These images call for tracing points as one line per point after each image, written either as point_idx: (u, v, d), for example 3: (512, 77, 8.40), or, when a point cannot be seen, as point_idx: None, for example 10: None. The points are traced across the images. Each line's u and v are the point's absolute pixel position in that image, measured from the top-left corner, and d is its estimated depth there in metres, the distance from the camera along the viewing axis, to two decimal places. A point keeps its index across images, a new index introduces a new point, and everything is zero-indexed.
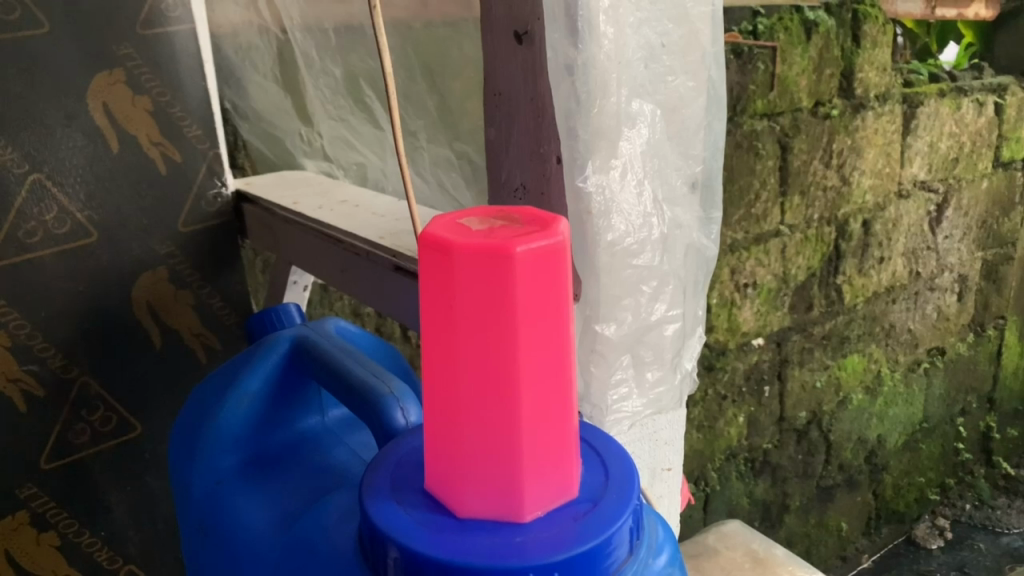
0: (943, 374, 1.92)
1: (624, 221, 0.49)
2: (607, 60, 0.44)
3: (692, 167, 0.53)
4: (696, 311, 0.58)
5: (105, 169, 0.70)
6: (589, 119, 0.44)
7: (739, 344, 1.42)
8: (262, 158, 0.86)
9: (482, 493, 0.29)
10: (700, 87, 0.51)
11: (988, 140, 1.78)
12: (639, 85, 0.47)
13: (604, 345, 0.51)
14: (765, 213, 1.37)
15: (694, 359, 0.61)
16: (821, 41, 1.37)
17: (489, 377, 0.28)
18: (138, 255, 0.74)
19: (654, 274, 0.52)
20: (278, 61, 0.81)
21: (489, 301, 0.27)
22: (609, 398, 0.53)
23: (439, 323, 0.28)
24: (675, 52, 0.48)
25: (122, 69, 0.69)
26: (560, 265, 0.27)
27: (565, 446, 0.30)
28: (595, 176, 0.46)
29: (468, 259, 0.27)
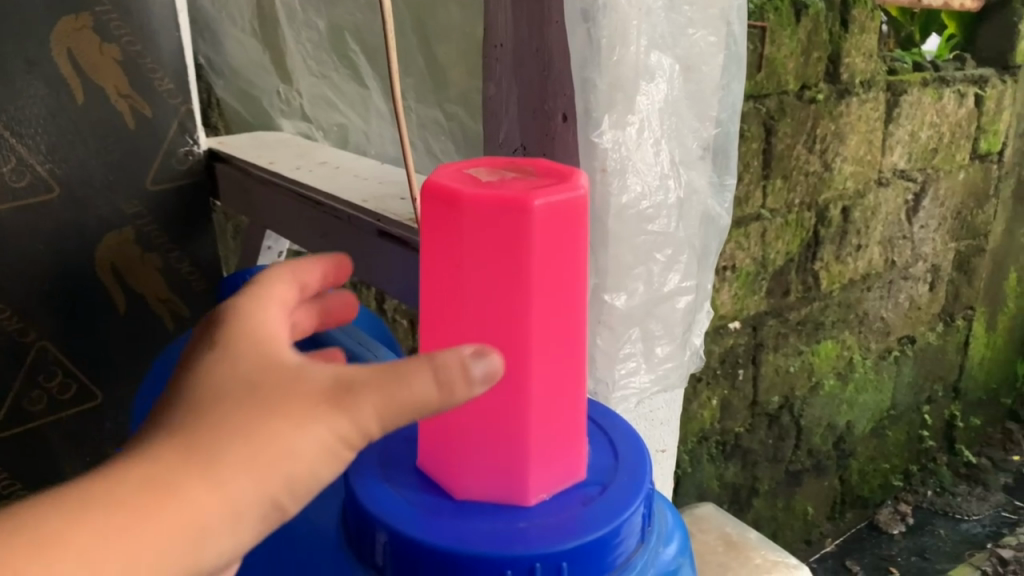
0: (912, 361, 1.93)
1: (639, 182, 0.55)
2: (626, 6, 0.48)
3: (706, 130, 0.60)
4: (705, 283, 0.65)
5: (69, 121, 0.67)
6: (605, 70, 0.49)
7: (715, 328, 1.41)
8: (237, 117, 0.84)
9: (492, 444, 0.33)
10: (718, 43, 0.57)
11: (967, 131, 1.78)
12: (658, 38, 0.52)
13: (611, 316, 0.57)
14: (747, 195, 1.35)
15: (700, 335, 0.68)
16: (810, 24, 1.35)
17: (498, 327, 0.31)
18: (103, 214, 0.70)
19: (668, 241, 0.58)
20: (256, 14, 0.80)
21: (506, 250, 0.30)
22: (618, 372, 0.59)
23: (446, 270, 0.32)
24: (696, 6, 0.54)
25: (89, 14, 0.66)
26: (571, 216, 0.31)
27: (569, 393, 0.33)
28: (610, 131, 0.51)
29: (483, 209, 0.30)
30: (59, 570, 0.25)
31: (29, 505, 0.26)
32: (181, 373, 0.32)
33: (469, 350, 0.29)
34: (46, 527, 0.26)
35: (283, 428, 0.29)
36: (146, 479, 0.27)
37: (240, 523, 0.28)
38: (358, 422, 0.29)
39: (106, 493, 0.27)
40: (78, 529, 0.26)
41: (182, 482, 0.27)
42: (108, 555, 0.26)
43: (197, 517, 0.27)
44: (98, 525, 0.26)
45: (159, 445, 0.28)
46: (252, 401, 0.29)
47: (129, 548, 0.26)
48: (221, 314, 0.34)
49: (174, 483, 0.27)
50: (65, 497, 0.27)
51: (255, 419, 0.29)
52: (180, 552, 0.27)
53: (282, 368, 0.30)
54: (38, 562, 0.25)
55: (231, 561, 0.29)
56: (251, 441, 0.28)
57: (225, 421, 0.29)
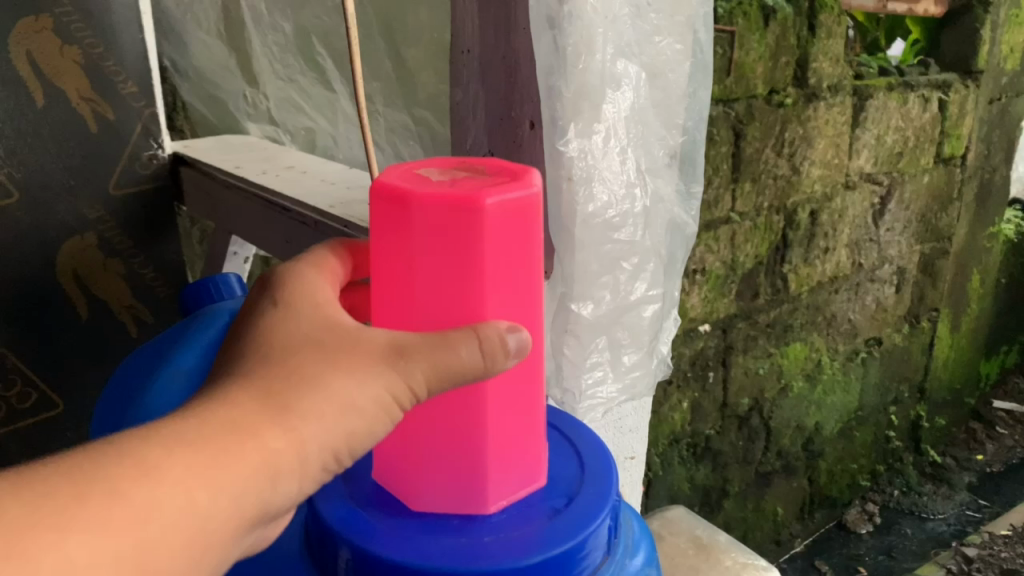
0: (879, 363, 1.96)
1: (607, 192, 0.55)
2: (594, 11, 0.49)
3: (672, 138, 0.60)
4: (671, 292, 0.67)
5: (30, 124, 0.68)
6: (572, 76, 0.49)
7: (686, 330, 1.42)
8: (203, 121, 0.85)
9: (448, 436, 0.35)
10: (683, 52, 0.58)
11: (931, 136, 1.81)
12: (624, 45, 0.53)
13: (577, 325, 0.58)
14: (717, 198, 1.36)
15: (669, 343, 0.70)
16: (778, 29, 1.36)
17: (455, 320, 0.35)
18: (64, 219, 0.72)
19: (634, 250, 0.59)
20: (222, 16, 0.81)
21: (460, 243, 0.33)
22: (584, 383, 0.61)
23: (398, 260, 0.35)
24: (660, 13, 0.55)
25: (49, 16, 0.67)
26: (524, 212, 0.34)
27: (526, 379, 0.36)
28: (577, 139, 0.51)
29: (434, 206, 0.33)
30: (162, 492, 0.28)
31: (124, 435, 0.29)
32: (240, 334, 0.36)
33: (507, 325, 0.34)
34: (147, 455, 0.28)
35: (345, 384, 0.33)
36: (232, 420, 0.31)
37: (302, 467, 0.32)
38: (407, 380, 0.33)
39: (199, 429, 0.30)
40: (177, 458, 0.29)
41: (263, 426, 0.31)
42: (199, 484, 0.29)
43: (274, 456, 0.31)
44: (192, 456, 0.29)
45: (238, 390, 0.32)
46: (319, 355, 0.33)
47: (219, 477, 0.30)
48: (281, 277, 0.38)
49: (254, 428, 0.31)
50: (161, 429, 0.30)
51: (322, 373, 0.33)
52: (257, 486, 0.31)
53: (338, 328, 0.35)
54: (145, 483, 0.28)
55: (285, 505, 0.33)
56: (320, 393, 0.32)
57: (293, 376, 0.33)
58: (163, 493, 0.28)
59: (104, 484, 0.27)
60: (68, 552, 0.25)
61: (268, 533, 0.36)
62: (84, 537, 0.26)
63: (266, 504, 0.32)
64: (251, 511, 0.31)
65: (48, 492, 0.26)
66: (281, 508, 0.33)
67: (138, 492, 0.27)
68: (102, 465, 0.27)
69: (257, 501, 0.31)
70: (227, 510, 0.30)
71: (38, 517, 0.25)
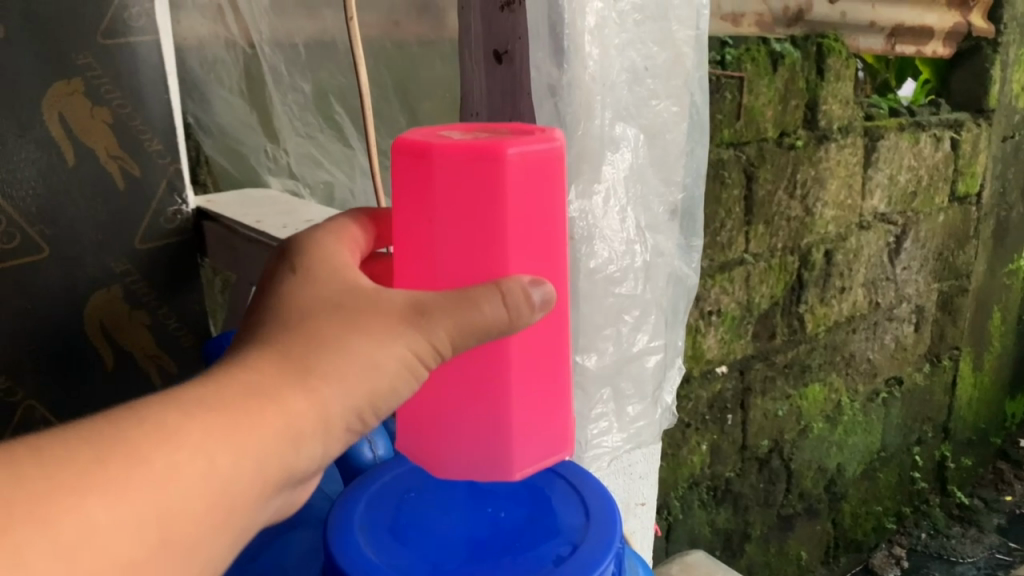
0: (900, 403, 1.95)
1: (607, 249, 0.59)
2: (591, 80, 0.52)
3: (671, 195, 0.64)
4: (675, 342, 0.71)
5: (60, 182, 0.71)
6: (572, 140, 0.53)
7: (704, 372, 1.42)
8: (225, 173, 0.89)
9: (473, 389, 0.39)
10: (681, 113, 0.61)
11: (944, 174, 1.82)
12: (623, 108, 0.57)
13: (583, 377, 0.62)
14: (731, 240, 1.37)
15: (673, 392, 0.73)
16: (787, 73, 1.39)
17: (478, 268, 0.37)
18: (92, 272, 0.74)
19: (635, 303, 0.63)
20: (244, 77, 0.84)
21: (482, 192, 0.35)
22: (590, 433, 0.64)
23: (421, 211, 0.37)
24: (658, 77, 0.58)
25: (80, 79, 0.70)
26: (546, 163, 0.36)
27: (548, 331, 0.39)
28: (578, 201, 0.56)
29: (456, 156, 0.35)
30: (181, 453, 0.32)
31: (146, 403, 0.33)
32: (265, 299, 0.41)
33: (530, 279, 0.36)
34: (167, 421, 0.32)
35: (364, 347, 0.37)
36: (252, 386, 0.35)
37: (324, 426, 0.37)
38: (429, 340, 0.37)
39: (221, 395, 0.34)
40: (197, 422, 0.33)
41: (285, 390, 0.36)
42: (220, 445, 0.33)
43: (294, 417, 0.36)
44: (213, 420, 0.33)
45: (261, 357, 0.36)
46: (338, 321, 0.38)
47: (236, 438, 0.34)
48: (303, 252, 0.43)
49: (274, 391, 0.35)
50: (180, 397, 0.34)
51: (342, 337, 0.37)
52: (277, 446, 0.35)
53: (355, 295, 0.39)
54: (166, 447, 0.32)
55: (308, 465, 0.38)
56: (341, 357, 0.37)
57: (314, 340, 0.37)
58: (184, 455, 0.32)
59: (126, 449, 0.31)
60: (90, 513, 0.29)
61: (297, 498, 0.41)
62: (102, 500, 0.29)
63: (289, 464, 0.36)
64: (276, 468, 0.36)
65: (68, 458, 0.29)
66: (305, 467, 0.38)
67: (159, 455, 0.31)
68: (125, 432, 0.31)
69: (280, 460, 0.36)
70: (247, 469, 0.34)
71: (58, 480, 0.28)
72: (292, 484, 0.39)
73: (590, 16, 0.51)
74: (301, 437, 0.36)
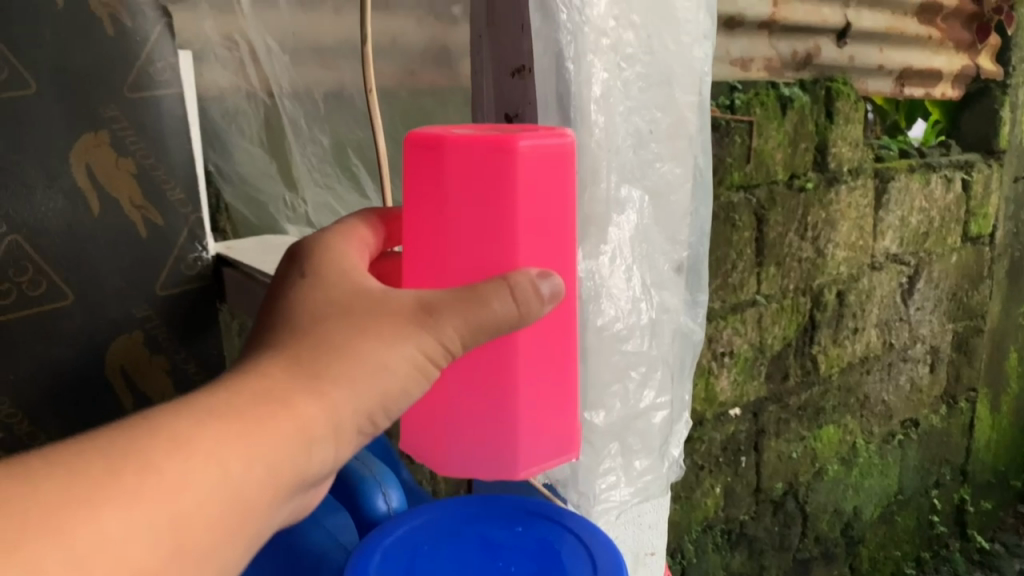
0: (917, 445, 1.93)
1: (614, 306, 0.61)
2: (598, 146, 0.56)
3: (676, 252, 0.67)
4: (681, 394, 0.74)
5: (86, 231, 0.73)
6: (581, 203, 0.56)
7: (716, 414, 1.42)
8: (244, 221, 0.94)
9: (487, 374, 0.42)
10: (683, 174, 0.66)
11: (956, 215, 1.82)
12: (628, 171, 0.60)
13: (591, 433, 0.62)
14: (742, 282, 1.38)
15: (679, 445, 0.75)
16: (796, 117, 1.41)
17: (489, 257, 0.40)
18: (113, 317, 0.76)
19: (642, 359, 0.65)
20: (264, 126, 0.87)
21: (495, 182, 0.39)
22: (599, 487, 0.64)
23: (434, 202, 0.40)
24: (661, 140, 0.63)
25: (107, 131, 0.73)
26: (554, 157, 0.40)
27: (555, 320, 0.43)
28: (586, 261, 0.58)
29: (472, 148, 0.39)
30: (193, 460, 0.34)
31: (161, 413, 0.36)
32: (277, 301, 0.43)
33: (539, 272, 0.39)
34: (180, 432, 0.35)
35: (375, 351, 0.40)
36: (266, 392, 0.37)
37: (336, 429, 0.39)
38: (438, 338, 0.40)
39: (233, 403, 0.37)
40: (208, 431, 0.35)
41: (296, 394, 0.38)
42: (231, 453, 0.36)
43: (307, 422, 0.38)
44: (224, 429, 0.36)
45: (274, 363, 0.39)
46: (348, 324, 0.40)
47: (247, 444, 0.36)
48: (313, 253, 0.46)
49: (288, 395, 0.38)
50: (194, 406, 0.36)
51: (353, 339, 0.40)
52: (290, 451, 0.38)
53: (362, 296, 0.42)
54: (177, 457, 0.34)
55: (323, 467, 0.40)
56: (352, 358, 0.39)
57: (326, 343, 0.40)
58: (196, 463, 0.34)
59: (138, 462, 0.33)
60: (103, 524, 0.31)
61: (312, 496, 0.43)
62: (116, 508, 0.31)
63: (304, 467, 0.39)
64: (291, 472, 0.38)
65: (84, 468, 0.32)
66: (321, 469, 0.40)
67: (172, 464, 0.34)
68: (140, 442, 0.34)
69: (296, 463, 0.38)
70: (260, 475, 0.37)
71: (74, 492, 0.31)
72: (306, 487, 0.41)
73: (596, 86, 0.54)
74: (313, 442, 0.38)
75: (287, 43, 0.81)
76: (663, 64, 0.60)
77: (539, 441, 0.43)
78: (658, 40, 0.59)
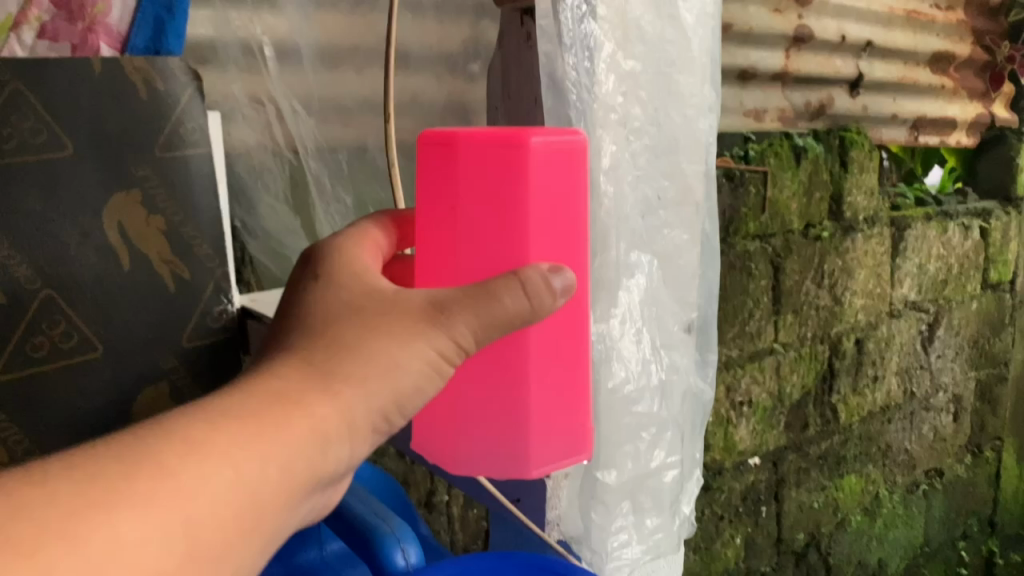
0: (942, 495, 1.90)
1: (624, 368, 0.63)
2: (607, 215, 0.58)
3: (685, 315, 0.69)
4: (693, 453, 0.75)
5: (116, 285, 0.72)
6: (591, 271, 0.58)
7: (735, 464, 1.41)
8: (268, 273, 0.92)
9: (499, 366, 0.46)
10: (691, 240, 0.68)
11: (975, 263, 1.82)
12: (637, 238, 0.62)
13: (604, 492, 0.63)
14: (760, 330, 1.38)
15: (690, 505, 0.76)
16: (811, 166, 1.42)
17: (501, 249, 0.45)
18: (141, 368, 0.74)
19: (652, 421, 0.66)
20: (289, 184, 0.89)
21: (508, 176, 0.43)
22: (610, 545, 0.64)
23: (449, 195, 0.45)
24: (669, 207, 0.65)
25: (139, 190, 0.72)
26: (563, 155, 0.44)
27: (564, 315, 0.47)
28: (597, 325, 0.60)
29: (487, 145, 0.43)
30: (209, 461, 0.37)
31: (176, 421, 0.39)
32: (294, 304, 0.48)
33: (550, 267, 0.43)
34: (197, 435, 0.38)
35: (384, 350, 0.44)
36: (279, 395, 0.42)
37: (348, 424, 0.44)
38: (448, 337, 0.44)
39: (248, 406, 0.40)
40: (224, 433, 0.39)
41: (310, 395, 0.42)
42: (248, 453, 0.39)
43: (319, 420, 0.42)
44: (240, 429, 0.39)
45: (288, 369, 0.43)
46: (358, 330, 0.45)
47: (262, 445, 0.40)
48: (326, 255, 0.50)
49: (301, 398, 0.42)
50: (211, 412, 0.40)
51: (364, 343, 0.44)
52: (303, 451, 0.41)
53: (373, 298, 0.46)
54: (192, 459, 0.37)
55: (337, 463, 0.44)
56: (362, 359, 0.44)
57: (337, 348, 0.44)
58: (213, 463, 0.38)
59: (156, 464, 0.36)
60: (122, 523, 0.33)
61: (329, 499, 0.48)
62: (135, 509, 0.34)
63: (318, 464, 0.42)
64: (305, 469, 0.42)
65: (105, 470, 0.35)
66: (335, 467, 0.44)
67: (189, 466, 0.37)
68: (161, 446, 0.37)
69: (310, 461, 0.42)
70: (276, 474, 0.40)
71: (94, 493, 0.34)
72: (322, 487, 0.45)
73: (606, 158, 0.57)
74: (326, 440, 0.42)
75: (313, 104, 0.86)
76: (669, 135, 0.64)
77: (548, 430, 0.47)
78: (664, 113, 0.63)
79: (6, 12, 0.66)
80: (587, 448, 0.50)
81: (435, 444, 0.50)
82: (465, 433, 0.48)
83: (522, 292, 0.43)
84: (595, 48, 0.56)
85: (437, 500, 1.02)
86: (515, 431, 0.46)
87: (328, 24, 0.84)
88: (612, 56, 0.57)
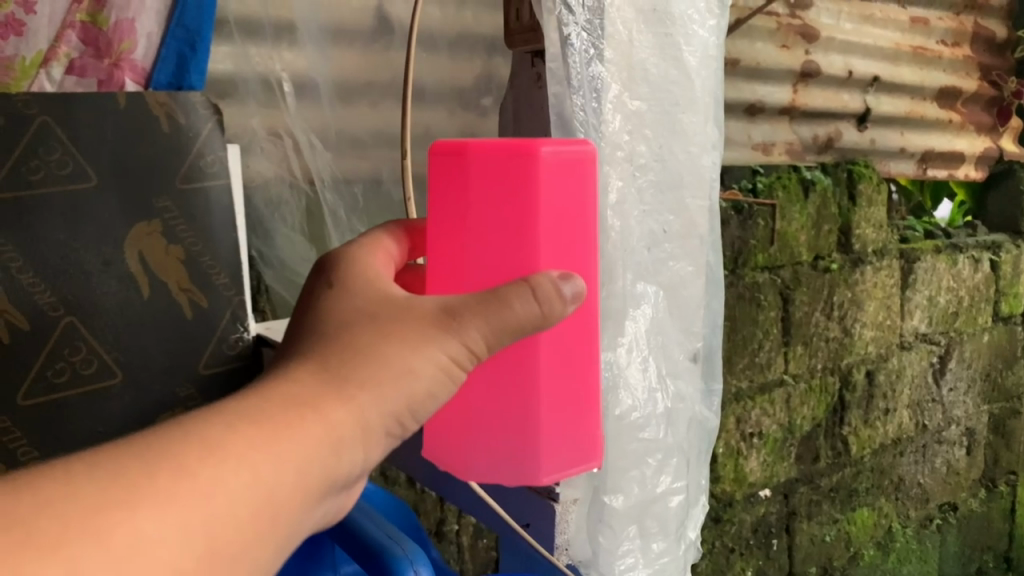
0: (956, 530, 1.88)
1: (631, 396, 0.64)
2: (614, 247, 0.59)
3: (691, 344, 0.71)
4: (699, 480, 0.77)
5: (136, 313, 0.71)
6: (598, 302, 0.59)
7: (746, 496, 1.41)
8: (283, 303, 0.94)
9: (508, 372, 0.48)
10: (696, 271, 0.70)
11: (986, 295, 1.82)
12: (642, 269, 0.64)
13: (611, 516, 0.64)
14: (769, 361, 1.39)
15: (696, 531, 0.76)
16: (819, 199, 1.44)
17: (512, 258, 0.46)
18: (158, 396, 0.72)
19: (658, 447, 0.67)
20: (305, 215, 0.90)
21: (518, 185, 0.45)
22: (617, 568, 0.65)
23: (460, 206, 0.46)
24: (675, 240, 0.67)
25: (159, 220, 0.72)
26: (571, 164, 0.46)
27: (572, 322, 0.48)
28: (603, 353, 0.61)
29: (497, 155, 0.45)
30: (225, 464, 0.37)
31: (193, 422, 0.38)
32: (305, 310, 0.48)
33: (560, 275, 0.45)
34: (213, 438, 0.37)
35: (400, 355, 0.44)
36: (296, 397, 0.41)
37: (364, 430, 0.43)
38: (461, 341, 0.45)
39: (264, 408, 0.40)
40: (241, 435, 0.38)
41: (326, 398, 0.42)
42: (264, 455, 0.39)
43: (336, 424, 0.42)
44: (257, 431, 0.39)
45: (302, 371, 0.43)
46: (373, 332, 0.45)
47: (279, 447, 0.39)
48: (336, 263, 0.51)
49: (317, 401, 0.42)
50: (226, 414, 0.39)
51: (378, 345, 0.44)
52: (320, 452, 0.41)
53: (385, 303, 0.47)
54: (209, 462, 0.37)
55: (351, 469, 0.44)
56: (378, 361, 0.44)
57: (352, 349, 0.44)
58: (230, 466, 0.37)
59: (174, 467, 0.36)
60: (139, 526, 0.33)
61: (344, 504, 0.48)
62: (152, 512, 0.34)
63: (333, 470, 0.42)
64: (320, 474, 0.41)
65: (122, 472, 0.34)
66: (349, 472, 0.44)
67: (207, 468, 0.36)
68: (177, 448, 0.36)
69: (326, 466, 0.41)
70: (293, 477, 0.40)
71: (111, 496, 0.33)
72: (337, 490, 0.44)
73: (612, 193, 0.59)
74: (342, 443, 0.42)
75: (329, 137, 0.88)
76: (674, 171, 0.65)
77: (558, 435, 0.48)
78: (669, 150, 0.65)
79: (37, 48, 0.69)
80: (597, 456, 0.52)
81: (443, 452, 0.51)
82: (475, 441, 0.49)
83: (532, 299, 0.44)
84: (602, 89, 0.58)
85: (446, 529, 1.02)
86: (525, 435, 0.48)
87: (345, 59, 0.86)
88: (618, 97, 0.59)
